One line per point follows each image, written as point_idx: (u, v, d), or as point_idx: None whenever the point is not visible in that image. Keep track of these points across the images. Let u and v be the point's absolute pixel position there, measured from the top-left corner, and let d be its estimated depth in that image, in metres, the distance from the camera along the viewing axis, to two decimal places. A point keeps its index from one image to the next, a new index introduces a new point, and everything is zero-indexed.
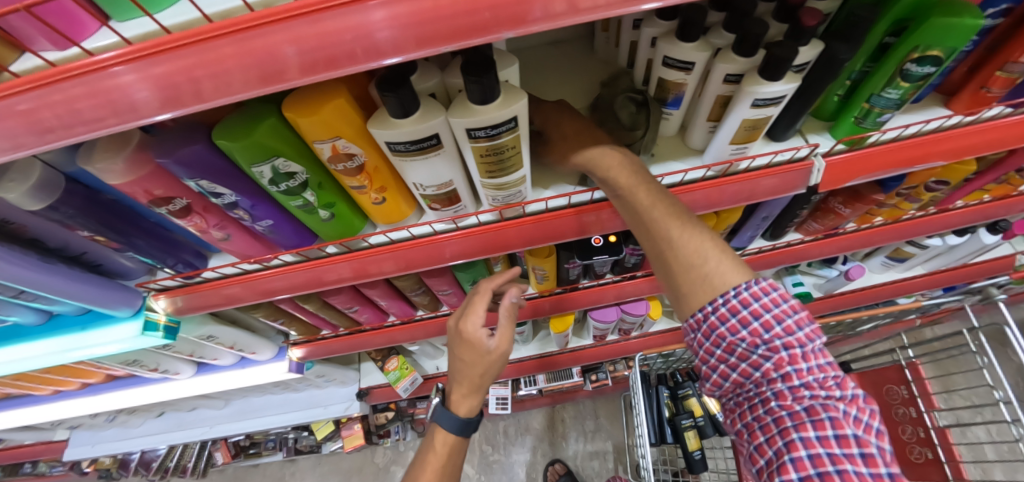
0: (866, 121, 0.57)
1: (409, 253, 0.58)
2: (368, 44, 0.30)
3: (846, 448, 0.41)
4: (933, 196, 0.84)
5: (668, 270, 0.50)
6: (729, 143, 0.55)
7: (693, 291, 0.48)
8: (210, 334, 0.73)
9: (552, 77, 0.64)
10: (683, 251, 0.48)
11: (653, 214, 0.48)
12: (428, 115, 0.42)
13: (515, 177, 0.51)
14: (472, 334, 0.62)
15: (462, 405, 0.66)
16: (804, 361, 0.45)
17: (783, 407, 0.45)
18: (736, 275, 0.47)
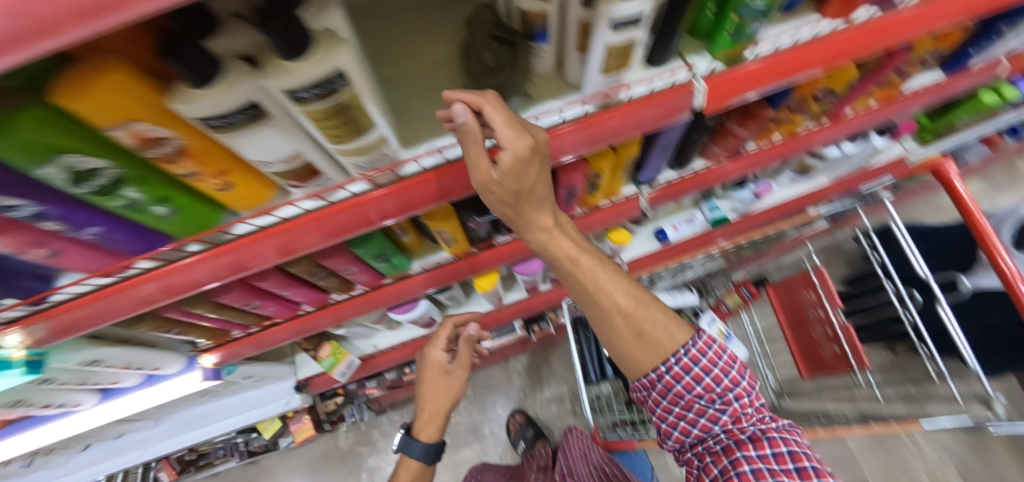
0: (739, 36, 0.56)
1: (323, 222, 0.52)
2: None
3: (781, 462, 0.60)
4: (823, 106, 0.87)
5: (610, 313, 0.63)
6: (601, 72, 0.52)
7: (642, 349, 0.65)
8: (95, 358, 0.66)
9: (415, 20, 0.58)
10: (624, 305, 0.63)
11: (599, 283, 0.62)
12: (235, 80, 0.36)
13: (372, 137, 0.46)
14: (436, 358, 0.90)
15: (426, 433, 0.85)
16: (735, 398, 0.65)
17: (731, 438, 0.64)
18: (675, 335, 0.66)
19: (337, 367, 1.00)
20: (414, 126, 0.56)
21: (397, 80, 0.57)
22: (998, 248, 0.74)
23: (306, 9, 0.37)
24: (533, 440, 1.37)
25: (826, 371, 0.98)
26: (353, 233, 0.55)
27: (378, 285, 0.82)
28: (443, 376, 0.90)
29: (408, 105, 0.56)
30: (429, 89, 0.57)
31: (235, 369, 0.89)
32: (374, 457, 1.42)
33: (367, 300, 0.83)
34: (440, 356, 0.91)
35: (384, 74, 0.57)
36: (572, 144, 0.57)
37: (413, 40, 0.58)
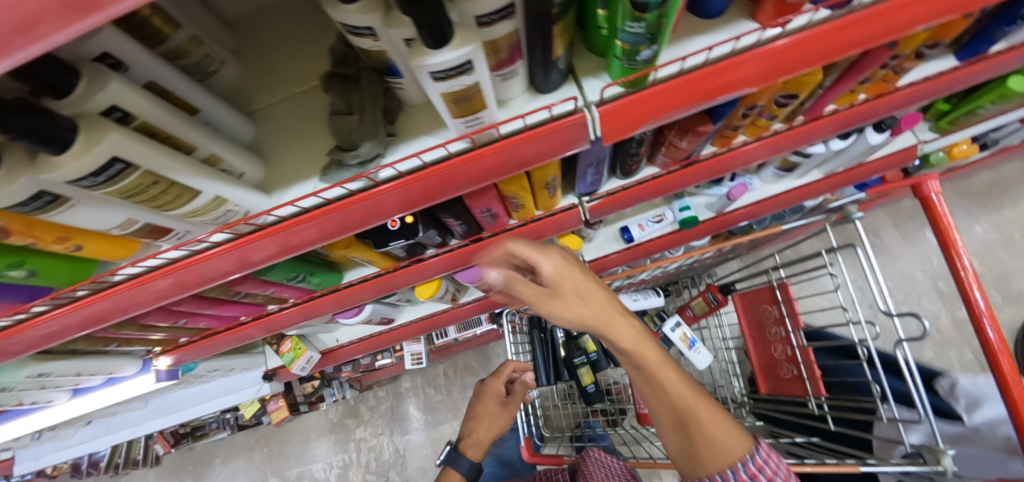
0: (628, 61, 0.49)
1: (187, 272, 0.53)
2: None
3: None
4: (792, 109, 0.78)
5: (694, 456, 0.51)
6: (452, 116, 0.46)
7: (699, 453, 0.50)
8: (43, 372, 0.72)
9: (282, 50, 0.58)
10: (704, 410, 0.50)
11: (684, 396, 0.50)
12: (14, 173, 0.35)
13: (204, 201, 0.44)
14: (493, 389, 0.98)
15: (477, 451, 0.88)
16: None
17: None
18: (741, 441, 0.50)
19: (296, 361, 1.03)
20: (281, 166, 0.54)
21: (273, 112, 0.57)
22: (958, 246, 0.71)
23: (79, 91, 0.35)
24: None
25: (784, 391, 0.94)
26: (220, 280, 0.55)
27: (309, 298, 0.83)
28: (500, 407, 0.97)
29: (279, 140, 0.55)
30: (300, 121, 0.55)
31: (194, 366, 0.95)
32: (360, 429, 1.55)
33: (301, 311, 0.83)
34: (497, 387, 1.00)
35: (263, 105, 0.57)
36: (442, 188, 0.52)
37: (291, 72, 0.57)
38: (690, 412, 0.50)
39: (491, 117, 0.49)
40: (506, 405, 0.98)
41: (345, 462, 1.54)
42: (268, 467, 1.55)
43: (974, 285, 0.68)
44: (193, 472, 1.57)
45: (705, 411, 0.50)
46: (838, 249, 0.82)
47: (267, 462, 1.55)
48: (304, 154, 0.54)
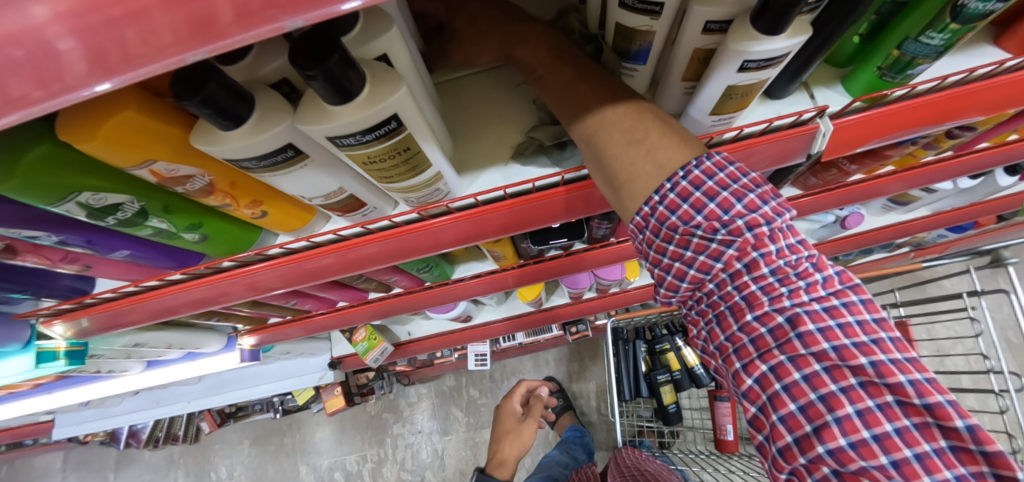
0: (892, 73, 0.45)
1: (356, 252, 0.47)
2: (72, 65, 0.16)
3: (875, 396, 0.30)
4: (955, 142, 0.73)
5: (607, 169, 0.37)
6: (709, 112, 0.42)
7: (628, 176, 0.36)
8: (138, 342, 0.66)
9: None
10: (629, 152, 0.35)
11: (580, 96, 0.37)
12: (268, 118, 0.30)
13: (427, 176, 0.39)
14: (510, 409, 1.29)
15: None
16: (825, 340, 0.31)
17: (809, 366, 0.31)
18: (679, 149, 0.35)
19: (369, 352, 0.96)
20: (473, 147, 0.47)
21: (462, 85, 0.49)
22: None
23: (354, 33, 0.30)
24: (561, 411, 1.39)
25: None
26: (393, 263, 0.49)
27: (415, 288, 0.77)
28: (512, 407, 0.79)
29: (472, 114, 0.48)
30: (493, 96, 0.48)
31: (272, 348, 0.91)
32: (398, 425, 1.47)
33: (405, 302, 0.77)
34: (514, 408, 1.29)
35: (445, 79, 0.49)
36: None
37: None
38: (595, 137, 0.36)
39: (738, 118, 0.45)
40: (524, 420, 1.26)
41: (380, 458, 1.45)
42: (298, 454, 1.48)
43: None
44: (220, 451, 1.50)
45: (620, 115, 0.36)
46: (984, 295, 0.81)
47: (297, 449, 1.48)
48: (501, 133, 0.47)
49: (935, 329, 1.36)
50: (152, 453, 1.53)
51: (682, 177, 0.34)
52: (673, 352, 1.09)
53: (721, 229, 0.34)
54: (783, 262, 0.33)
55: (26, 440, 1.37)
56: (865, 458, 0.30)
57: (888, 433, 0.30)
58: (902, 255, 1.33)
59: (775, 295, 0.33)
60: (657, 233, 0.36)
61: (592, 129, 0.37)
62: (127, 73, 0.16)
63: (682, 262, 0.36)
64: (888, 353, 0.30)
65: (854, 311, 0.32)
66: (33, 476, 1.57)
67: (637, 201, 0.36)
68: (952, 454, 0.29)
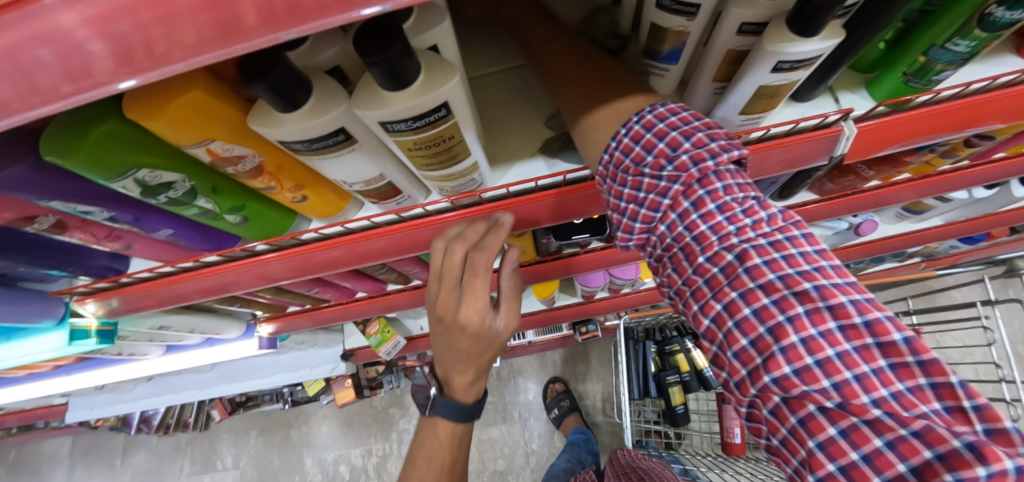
0: (917, 79, 0.46)
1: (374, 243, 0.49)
2: (103, 62, 0.18)
3: (818, 324, 0.30)
4: (972, 151, 0.74)
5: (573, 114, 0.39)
6: (739, 112, 0.44)
7: (590, 120, 0.38)
8: (161, 325, 0.67)
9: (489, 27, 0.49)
10: (594, 100, 0.38)
11: (549, 48, 0.40)
12: (325, 103, 0.31)
13: (465, 165, 0.40)
14: None
15: (466, 395, 0.61)
16: (771, 271, 0.31)
17: (758, 297, 0.32)
18: (639, 100, 0.37)
19: (382, 345, 0.97)
20: (499, 142, 0.49)
21: (494, 79, 0.49)
22: None
23: (409, 23, 0.31)
24: (567, 411, 1.39)
25: None
26: (420, 252, 0.51)
27: None
28: (482, 276, 0.44)
29: (498, 111, 0.49)
30: (518, 95, 0.49)
31: (287, 337, 0.92)
32: (404, 421, 1.48)
33: (423, 295, 0.78)
34: None
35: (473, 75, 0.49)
36: None
37: (507, 43, 0.49)
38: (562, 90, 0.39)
39: (765, 118, 0.46)
40: None
41: (385, 452, 1.46)
42: (303, 446, 1.49)
43: None
44: (227, 440, 1.52)
45: (589, 71, 0.38)
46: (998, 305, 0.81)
47: (302, 441, 1.49)
48: (531, 128, 0.48)
49: (945, 340, 1.36)
50: (160, 440, 1.54)
51: (635, 121, 0.34)
52: (683, 354, 1.09)
53: (668, 166, 0.34)
54: (729, 198, 0.33)
55: (38, 423, 1.38)
56: (808, 384, 0.30)
57: (831, 358, 0.29)
58: (913, 264, 1.33)
59: (724, 233, 0.33)
60: (614, 179, 0.36)
61: (562, 86, 0.39)
62: (153, 69, 0.19)
63: (636, 203, 0.35)
64: (828, 279, 0.31)
65: (797, 244, 0.32)
66: (41, 459, 1.58)
67: (597, 148, 0.38)
68: (890, 372, 0.29)
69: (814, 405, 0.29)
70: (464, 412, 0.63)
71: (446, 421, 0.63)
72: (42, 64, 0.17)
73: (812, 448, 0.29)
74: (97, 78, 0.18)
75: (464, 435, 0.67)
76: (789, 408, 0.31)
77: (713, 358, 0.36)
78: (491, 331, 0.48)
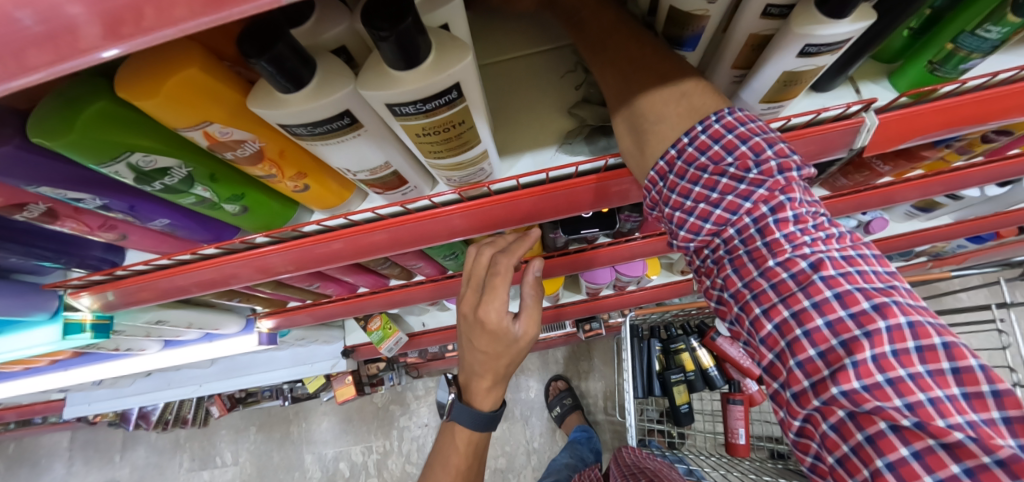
0: (943, 67, 0.44)
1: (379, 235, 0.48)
2: (89, 29, 0.16)
3: (897, 342, 0.29)
4: (989, 147, 0.73)
5: (634, 106, 0.36)
6: (760, 101, 0.42)
7: (658, 113, 0.36)
8: (161, 318, 0.66)
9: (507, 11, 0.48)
10: (665, 93, 0.35)
11: (613, 34, 0.38)
12: (329, 83, 0.29)
13: (474, 154, 0.38)
14: None
15: (485, 401, 0.62)
16: (849, 282, 0.31)
17: (833, 309, 0.31)
18: (713, 96, 0.35)
19: (384, 342, 0.95)
20: (513, 131, 0.47)
21: (505, 67, 0.48)
22: None
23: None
24: (569, 409, 1.38)
25: None
26: (425, 246, 0.50)
27: (436, 277, 0.76)
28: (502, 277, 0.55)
29: (512, 98, 0.47)
30: (534, 81, 0.47)
31: (287, 333, 0.90)
32: (404, 418, 1.47)
33: (425, 291, 0.77)
34: None
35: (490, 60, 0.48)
36: None
37: (528, 26, 0.48)
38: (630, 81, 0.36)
39: (786, 108, 0.44)
40: None
41: (385, 449, 1.45)
42: (303, 443, 1.48)
43: None
44: (226, 436, 1.50)
45: (654, 58, 0.36)
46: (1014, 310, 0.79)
47: (302, 437, 1.48)
48: (544, 119, 0.47)
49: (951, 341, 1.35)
50: (158, 435, 1.53)
51: (715, 118, 0.33)
52: (688, 353, 1.07)
53: (752, 169, 0.33)
54: (804, 211, 0.33)
55: (35, 418, 1.37)
56: (879, 400, 0.29)
57: (903, 378, 0.29)
58: (919, 264, 1.32)
59: (798, 241, 0.32)
60: (681, 172, 0.35)
61: (626, 72, 0.37)
62: (138, 40, 0.16)
63: (708, 202, 0.34)
64: (904, 297, 0.31)
65: (868, 262, 0.32)
66: (39, 454, 1.57)
67: (664, 142, 0.35)
68: (964, 400, 0.28)
69: (886, 423, 0.29)
70: (481, 419, 0.63)
71: (464, 427, 0.64)
72: (20, 28, 0.15)
73: (880, 467, 0.29)
74: (80, 47, 0.16)
75: (482, 445, 0.67)
76: (855, 424, 0.30)
77: (768, 365, 0.35)
78: (510, 333, 0.55)
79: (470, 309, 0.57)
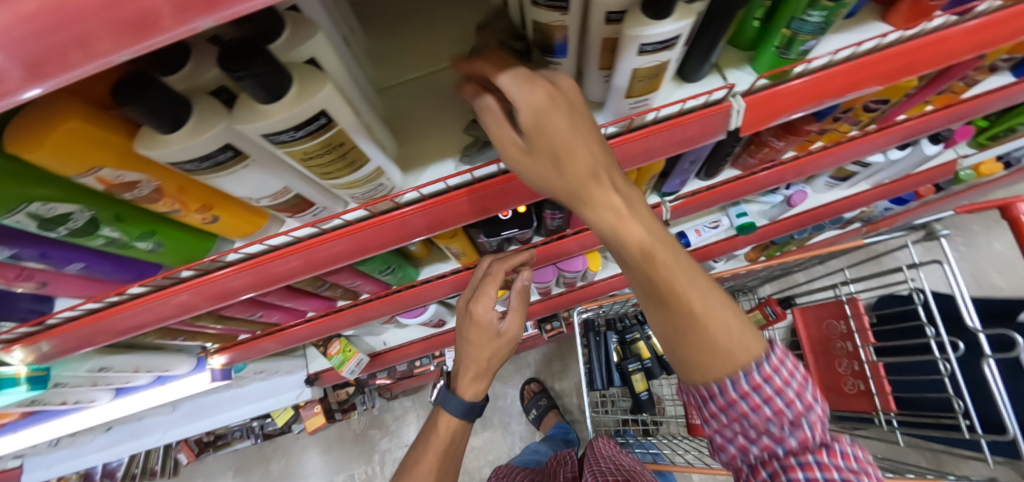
0: (789, 50, 0.50)
1: (301, 258, 0.50)
2: None
3: None
4: (873, 115, 0.80)
5: (683, 340, 0.41)
6: (626, 96, 0.46)
7: (699, 355, 0.40)
8: (103, 366, 0.66)
9: (409, 41, 0.54)
10: (694, 296, 0.39)
11: (660, 270, 0.39)
12: (206, 120, 0.32)
13: (366, 171, 0.41)
14: (482, 317, 0.63)
15: (468, 390, 0.65)
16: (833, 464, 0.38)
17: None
18: (753, 342, 0.41)
19: (345, 364, 0.97)
20: (415, 147, 0.51)
21: (406, 89, 0.53)
22: None
23: (283, 39, 0.33)
24: (545, 410, 1.41)
25: (847, 406, 0.94)
26: (346, 264, 0.52)
27: (384, 293, 0.78)
28: (494, 280, 0.65)
29: (412, 115, 0.52)
30: (431, 99, 0.52)
31: (244, 367, 0.90)
32: (385, 441, 1.46)
33: (370, 309, 0.79)
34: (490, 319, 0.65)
35: (393, 84, 0.53)
36: None
37: (425, 51, 0.54)
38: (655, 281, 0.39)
39: (655, 100, 0.49)
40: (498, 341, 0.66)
41: (368, 475, 1.43)
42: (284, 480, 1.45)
43: None
44: None
45: (694, 291, 0.39)
46: (920, 265, 0.84)
47: (282, 475, 1.45)
48: (441, 132, 0.51)
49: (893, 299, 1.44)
50: None
51: (756, 370, 0.40)
52: (644, 341, 1.11)
53: (766, 386, 0.40)
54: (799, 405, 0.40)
55: None
56: None
57: None
58: (853, 230, 1.41)
59: (794, 426, 0.40)
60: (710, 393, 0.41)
61: (671, 309, 0.40)
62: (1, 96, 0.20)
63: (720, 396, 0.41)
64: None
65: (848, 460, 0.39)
66: None
67: (713, 379, 0.41)
68: None
69: None
70: (464, 408, 0.65)
71: (451, 416, 0.65)
72: None
73: None
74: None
75: (460, 441, 0.66)
76: None
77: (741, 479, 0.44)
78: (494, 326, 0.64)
79: (463, 307, 0.67)
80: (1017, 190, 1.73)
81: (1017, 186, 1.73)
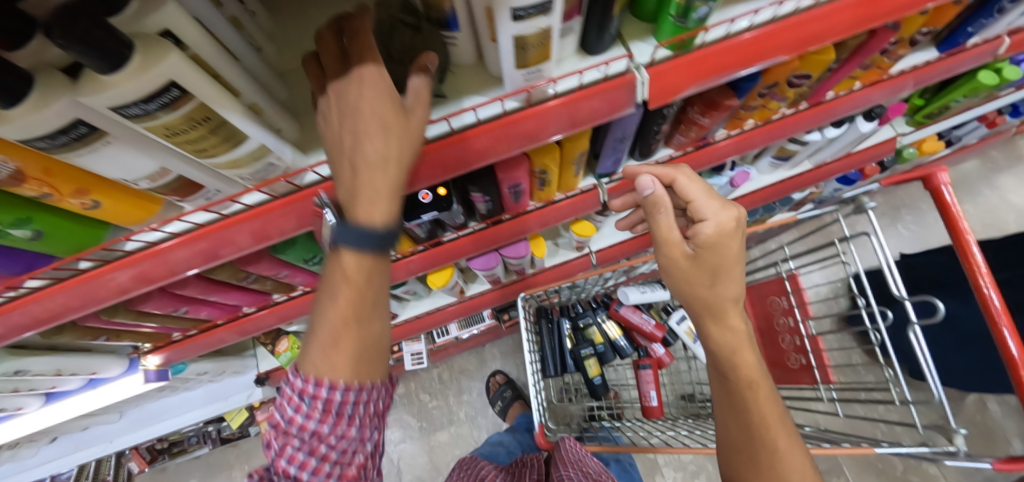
0: (685, 19, 0.48)
1: (203, 244, 0.49)
2: None
3: None
4: (799, 91, 0.81)
5: (757, 426, 0.57)
6: (516, 68, 0.45)
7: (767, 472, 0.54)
8: (19, 368, 0.62)
9: (315, 26, 0.55)
10: (774, 428, 0.56)
11: (755, 395, 0.58)
12: (49, 94, 0.31)
13: (246, 150, 0.41)
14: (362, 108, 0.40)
15: (371, 213, 0.44)
16: None
17: None
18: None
19: None
20: (315, 129, 0.51)
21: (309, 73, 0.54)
22: (965, 229, 0.74)
23: (129, 10, 0.32)
24: (511, 401, 1.41)
25: (790, 380, 0.96)
26: (251, 250, 0.52)
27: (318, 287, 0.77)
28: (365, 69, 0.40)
29: None
30: None
31: (184, 369, 0.88)
32: None
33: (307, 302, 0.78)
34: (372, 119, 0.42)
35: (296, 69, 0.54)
36: (488, 148, 0.51)
37: None
38: (747, 403, 0.57)
39: (549, 71, 0.47)
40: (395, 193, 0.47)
41: None
42: None
43: (981, 260, 0.71)
44: None
45: (776, 420, 0.57)
46: (850, 238, 0.85)
47: None
48: None
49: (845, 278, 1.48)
50: None
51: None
52: (596, 327, 1.13)
53: None
54: None
55: None
56: None
57: None
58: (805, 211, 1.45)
59: None
60: None
61: (750, 421, 0.57)
62: None
63: None
64: None
65: None
66: None
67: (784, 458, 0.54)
68: None
69: None
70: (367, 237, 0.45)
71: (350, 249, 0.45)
72: None
73: None
74: None
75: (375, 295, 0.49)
76: None
77: None
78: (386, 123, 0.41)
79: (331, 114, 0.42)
80: (961, 170, 1.79)
81: (962, 166, 1.80)
